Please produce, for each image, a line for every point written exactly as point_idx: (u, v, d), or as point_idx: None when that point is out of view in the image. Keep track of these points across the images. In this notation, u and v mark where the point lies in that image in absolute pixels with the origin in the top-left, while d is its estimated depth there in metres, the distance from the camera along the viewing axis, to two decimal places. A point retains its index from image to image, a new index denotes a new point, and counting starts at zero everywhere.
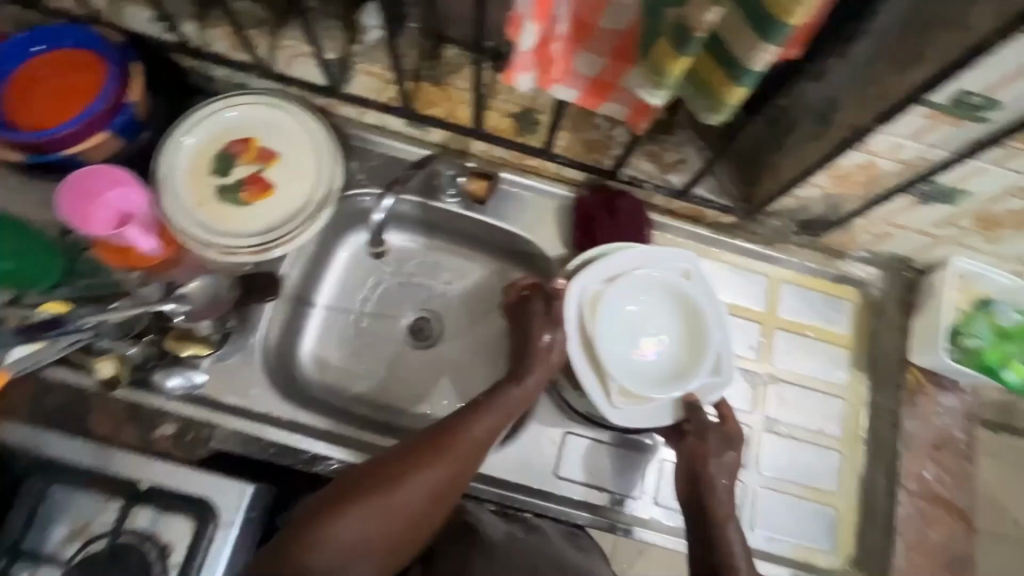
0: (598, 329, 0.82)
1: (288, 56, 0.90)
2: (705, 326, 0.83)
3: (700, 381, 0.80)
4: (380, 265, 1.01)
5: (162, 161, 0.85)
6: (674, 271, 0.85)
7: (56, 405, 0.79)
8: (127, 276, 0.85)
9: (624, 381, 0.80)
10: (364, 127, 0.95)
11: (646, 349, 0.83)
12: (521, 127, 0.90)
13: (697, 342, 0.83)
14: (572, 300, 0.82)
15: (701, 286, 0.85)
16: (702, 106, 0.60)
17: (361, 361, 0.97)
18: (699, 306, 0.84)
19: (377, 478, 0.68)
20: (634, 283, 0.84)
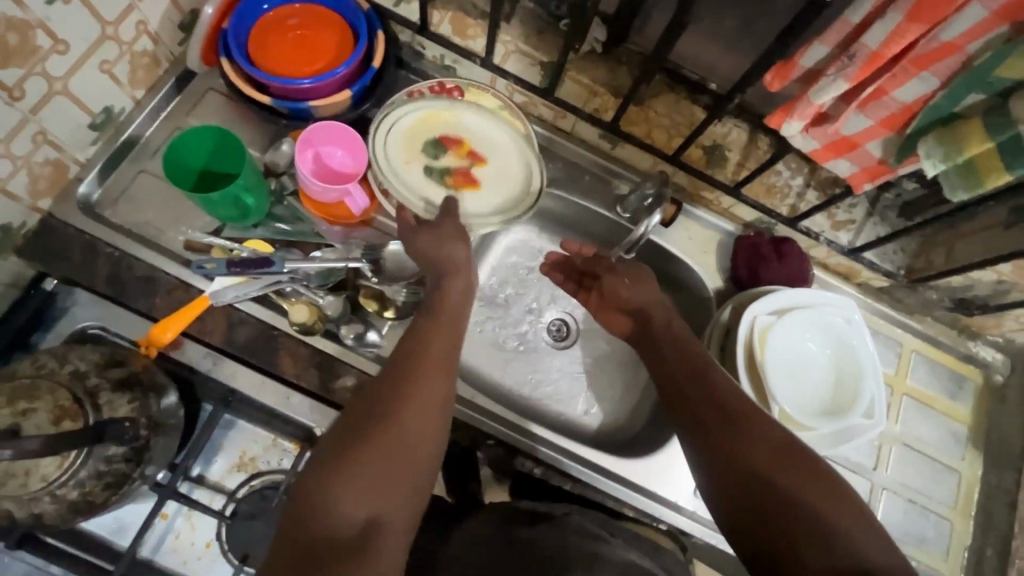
0: (766, 360, 0.83)
1: (505, 50, 0.93)
2: (861, 372, 0.84)
3: (857, 423, 0.82)
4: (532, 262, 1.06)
5: (381, 126, 0.89)
6: (838, 316, 0.86)
7: (247, 339, 0.80)
8: (329, 230, 0.88)
9: (789, 409, 0.81)
10: (554, 130, 0.99)
11: (808, 388, 0.83)
12: (709, 160, 0.94)
13: (856, 387, 0.84)
14: (745, 328, 0.84)
15: (862, 335, 0.86)
16: (955, 184, 0.65)
17: (503, 348, 1.01)
18: (858, 354, 0.85)
19: (374, 393, 0.60)
20: (804, 319, 0.85)
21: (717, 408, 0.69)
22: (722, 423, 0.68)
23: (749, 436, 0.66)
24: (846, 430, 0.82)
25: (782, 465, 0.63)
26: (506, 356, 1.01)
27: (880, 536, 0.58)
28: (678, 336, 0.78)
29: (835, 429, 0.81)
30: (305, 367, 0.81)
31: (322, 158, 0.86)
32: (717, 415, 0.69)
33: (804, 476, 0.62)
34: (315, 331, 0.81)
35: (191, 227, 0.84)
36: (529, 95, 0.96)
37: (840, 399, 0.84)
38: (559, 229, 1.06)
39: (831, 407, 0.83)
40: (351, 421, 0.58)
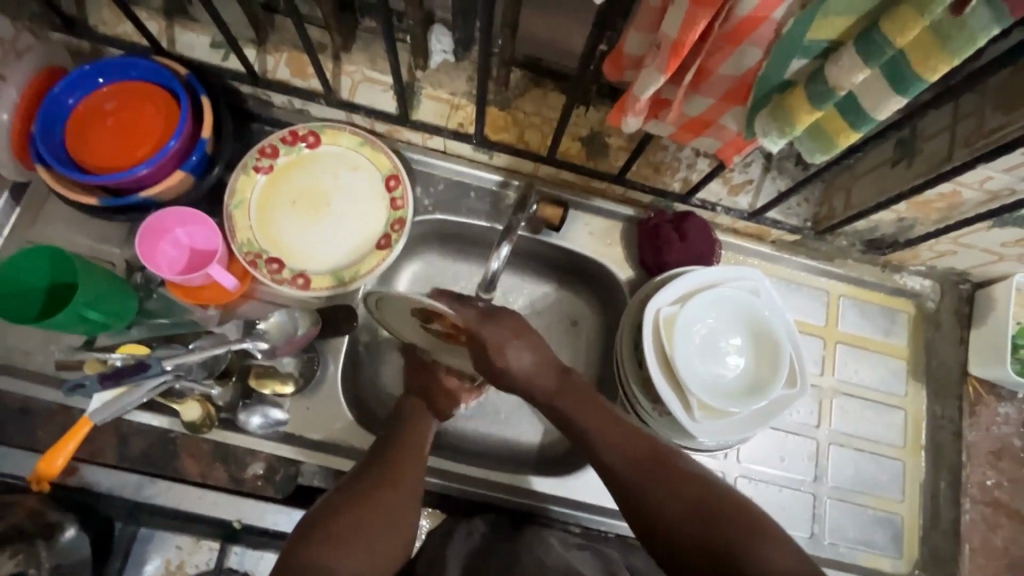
0: (676, 353, 0.79)
1: (353, 82, 0.87)
2: (776, 342, 0.81)
3: (778, 396, 0.79)
4: (411, 276, 0.98)
5: (234, 196, 0.84)
6: (744, 289, 0.84)
7: (143, 449, 0.78)
8: (206, 315, 0.84)
9: (705, 397, 0.78)
10: (427, 151, 0.94)
11: (720, 370, 0.81)
12: (589, 152, 0.89)
13: (773, 358, 0.81)
14: (649, 321, 0.80)
15: (771, 303, 0.83)
16: (810, 148, 0.60)
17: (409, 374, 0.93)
18: (769, 323, 0.82)
19: (356, 484, 0.71)
20: (707, 301, 0.82)
21: (630, 463, 0.70)
22: (637, 469, 0.69)
23: (615, 440, 0.72)
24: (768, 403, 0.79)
25: (702, 509, 0.65)
26: None
27: (794, 555, 0.60)
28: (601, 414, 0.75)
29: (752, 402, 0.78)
30: (210, 463, 0.79)
31: (186, 242, 0.83)
32: (634, 470, 0.69)
33: (720, 526, 0.63)
34: (210, 428, 0.79)
35: (59, 345, 0.80)
36: (390, 124, 0.90)
37: (757, 374, 0.82)
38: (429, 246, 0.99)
39: (748, 383, 0.81)
40: (335, 502, 0.68)
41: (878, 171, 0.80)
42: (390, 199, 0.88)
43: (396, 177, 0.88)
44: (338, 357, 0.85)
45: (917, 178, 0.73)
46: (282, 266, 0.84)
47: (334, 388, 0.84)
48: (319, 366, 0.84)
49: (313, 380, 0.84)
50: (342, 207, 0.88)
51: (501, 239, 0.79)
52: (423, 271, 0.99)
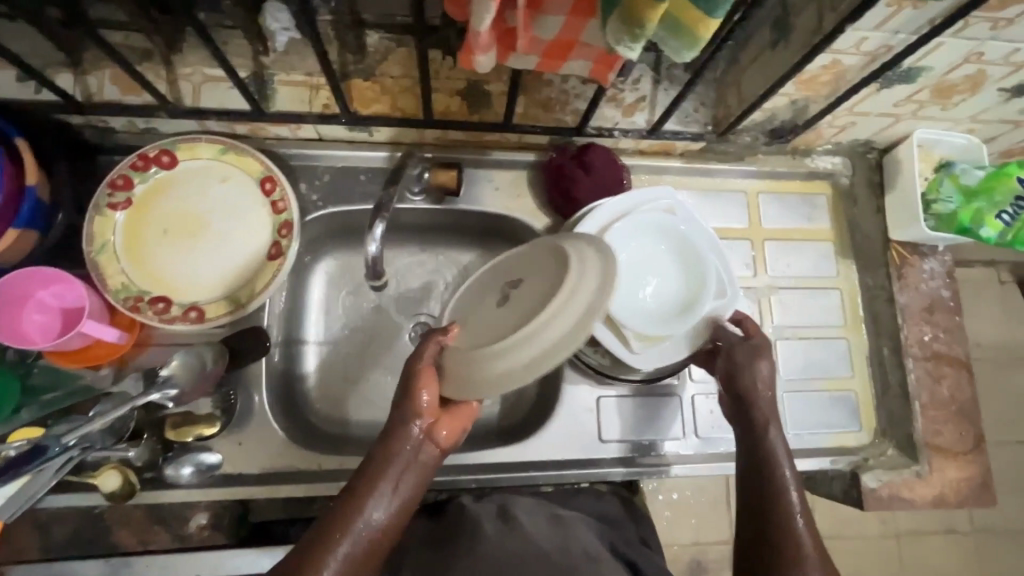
0: None
1: (194, 85, 0.78)
2: (699, 258, 0.81)
3: (711, 308, 0.79)
4: (325, 280, 0.93)
5: (92, 242, 0.75)
6: (660, 209, 0.82)
7: (70, 531, 0.73)
8: (99, 375, 0.77)
9: (640, 326, 0.77)
10: (301, 143, 0.86)
11: (648, 294, 0.80)
12: (470, 104, 0.83)
13: (698, 274, 0.80)
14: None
15: (688, 217, 0.82)
16: (674, 46, 0.55)
17: (348, 378, 0.90)
18: (692, 239, 0.81)
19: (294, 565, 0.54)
20: (624, 229, 0.80)
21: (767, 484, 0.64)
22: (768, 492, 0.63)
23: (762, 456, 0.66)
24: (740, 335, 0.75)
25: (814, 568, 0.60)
26: (355, 383, 0.90)
27: None
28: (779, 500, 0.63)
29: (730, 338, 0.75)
30: (148, 526, 0.75)
31: (53, 303, 0.74)
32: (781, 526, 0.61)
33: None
34: (135, 494, 0.72)
35: None
36: (249, 123, 0.82)
37: (685, 291, 0.80)
38: (334, 245, 0.93)
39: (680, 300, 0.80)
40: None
41: (761, 57, 0.77)
42: (270, 204, 0.81)
43: (271, 179, 0.80)
44: (259, 385, 0.80)
45: (796, 55, 0.70)
46: (169, 303, 0.77)
47: (263, 416, 0.79)
48: (238, 399, 0.79)
49: (236, 415, 0.78)
50: (221, 226, 0.80)
51: (373, 217, 0.75)
52: (336, 272, 0.93)
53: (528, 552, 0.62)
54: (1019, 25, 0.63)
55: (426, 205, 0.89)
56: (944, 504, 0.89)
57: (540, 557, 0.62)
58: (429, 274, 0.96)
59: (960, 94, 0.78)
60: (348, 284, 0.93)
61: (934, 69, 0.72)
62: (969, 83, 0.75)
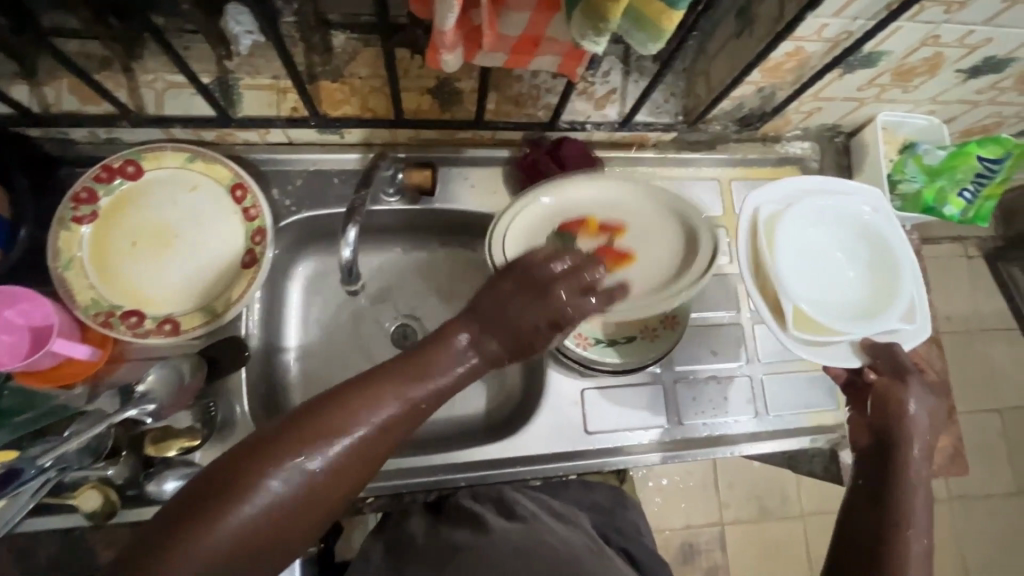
0: (777, 256, 0.74)
1: (157, 91, 0.76)
2: (897, 271, 0.77)
3: (895, 327, 0.74)
4: (305, 286, 0.92)
5: (56, 259, 0.73)
6: (860, 205, 0.80)
7: (51, 554, 0.72)
8: (73, 394, 0.75)
9: (806, 307, 0.72)
10: (270, 148, 0.85)
11: (860, 281, 0.77)
12: (442, 102, 0.83)
13: (881, 278, 0.77)
14: (748, 221, 0.76)
15: (886, 220, 0.79)
16: (640, 39, 0.56)
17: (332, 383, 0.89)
18: (887, 243, 0.78)
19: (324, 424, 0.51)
20: (834, 207, 0.79)
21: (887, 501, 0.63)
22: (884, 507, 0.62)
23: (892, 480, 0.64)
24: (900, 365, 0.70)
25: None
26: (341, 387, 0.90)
27: None
28: (893, 551, 0.59)
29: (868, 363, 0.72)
30: None
31: (21, 322, 0.71)
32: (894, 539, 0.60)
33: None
34: (117, 512, 0.72)
35: None
36: (216, 129, 0.80)
37: (873, 297, 0.76)
38: (310, 250, 0.92)
39: (878, 294, 0.76)
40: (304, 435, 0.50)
41: (727, 46, 0.78)
42: (242, 211, 0.79)
43: (242, 186, 0.79)
44: (242, 395, 0.79)
45: (760, 44, 0.71)
46: (142, 317, 0.75)
47: (246, 425, 0.78)
48: (220, 411, 0.78)
49: (218, 425, 0.77)
50: (192, 235, 0.79)
51: (346, 222, 0.74)
52: (314, 276, 0.92)
53: (527, 543, 0.62)
54: (971, 7, 0.65)
55: (403, 205, 0.89)
56: None
57: (539, 549, 0.61)
58: (410, 274, 0.96)
59: (919, 77, 0.80)
60: (327, 287, 0.93)
61: (894, 54, 0.73)
62: (927, 65, 0.77)
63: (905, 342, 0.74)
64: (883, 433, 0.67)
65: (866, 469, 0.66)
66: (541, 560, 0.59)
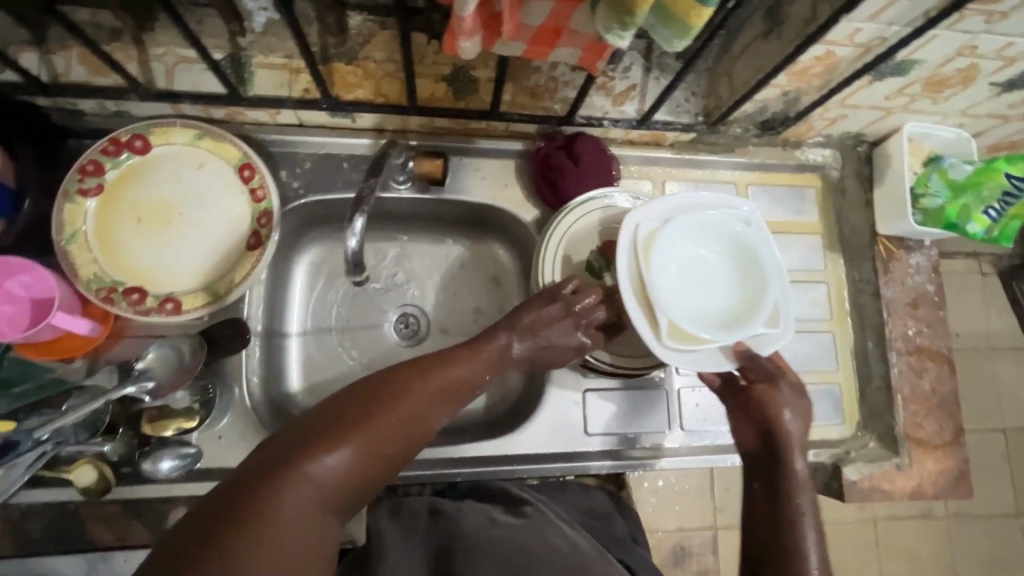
0: (650, 271, 0.73)
1: (168, 66, 0.75)
2: (767, 278, 0.75)
3: (760, 334, 0.73)
4: (312, 272, 0.91)
5: (59, 231, 0.72)
6: (732, 218, 0.77)
7: (44, 527, 0.71)
8: (71, 368, 0.74)
9: (678, 320, 0.72)
10: (280, 129, 0.83)
11: (724, 290, 0.76)
12: (456, 91, 0.81)
13: (761, 284, 0.76)
14: (627, 238, 0.74)
15: (760, 233, 0.77)
16: (665, 35, 0.53)
17: (334, 369, 0.89)
18: (755, 253, 0.76)
19: (379, 390, 0.60)
20: (695, 225, 0.76)
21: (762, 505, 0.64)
22: (761, 510, 0.63)
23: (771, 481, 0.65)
24: (769, 368, 0.73)
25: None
26: (342, 374, 0.89)
27: None
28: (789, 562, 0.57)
29: (742, 370, 0.74)
30: (125, 523, 0.73)
31: (24, 294, 0.71)
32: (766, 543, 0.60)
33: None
34: (112, 489, 0.71)
35: None
36: (226, 107, 0.78)
37: (743, 304, 0.75)
38: (315, 234, 0.91)
39: (753, 299, 0.75)
40: (362, 397, 0.59)
41: (753, 47, 0.75)
42: (249, 191, 0.78)
43: (249, 166, 0.78)
44: (241, 376, 0.79)
45: (788, 47, 0.68)
46: (144, 294, 0.74)
47: (243, 408, 0.78)
48: (217, 393, 0.77)
49: (216, 407, 0.77)
50: (197, 214, 0.78)
51: (354, 209, 0.72)
52: (319, 263, 0.92)
53: (536, 544, 0.59)
54: (1013, 18, 0.62)
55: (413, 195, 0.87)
56: (923, 496, 0.90)
57: (550, 551, 0.58)
58: (416, 265, 0.95)
59: (952, 87, 0.77)
60: (331, 273, 0.92)
61: (927, 62, 0.70)
62: (961, 77, 0.74)
63: (771, 346, 0.74)
64: (768, 433, 0.69)
65: (757, 474, 0.67)
66: (551, 564, 0.57)
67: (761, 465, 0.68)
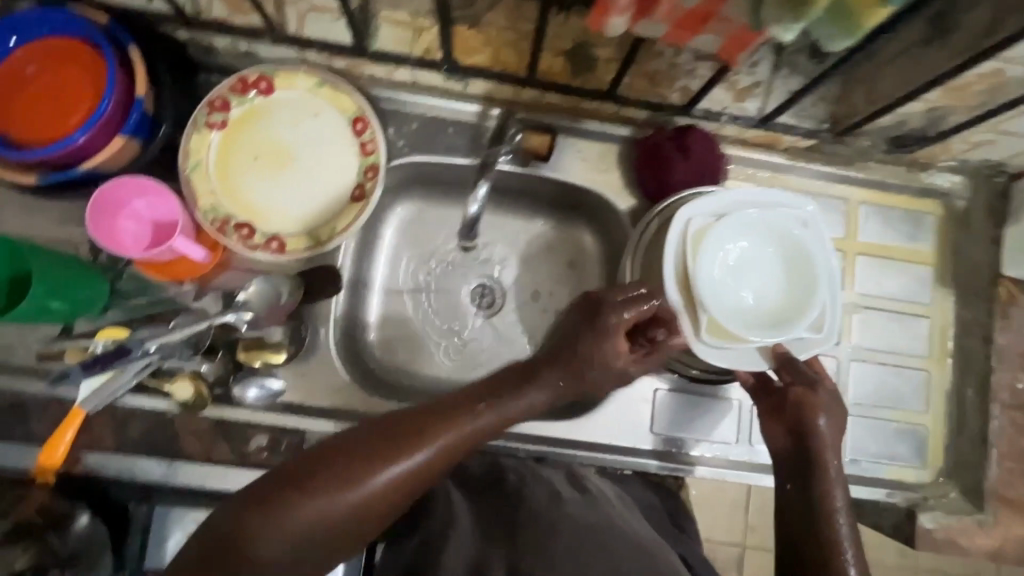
0: (701, 264, 0.74)
1: (299, 12, 0.74)
2: (815, 284, 0.75)
3: (801, 338, 0.74)
4: (402, 231, 0.93)
5: (186, 160, 0.76)
6: (790, 220, 0.77)
7: (142, 431, 0.77)
8: (181, 290, 0.79)
9: (721, 315, 0.73)
10: (394, 86, 0.84)
11: (767, 290, 0.76)
12: (575, 67, 0.78)
13: (807, 289, 0.75)
14: (677, 233, 0.75)
15: (817, 237, 0.77)
16: (829, 33, 0.51)
17: (412, 327, 0.91)
18: (809, 257, 0.76)
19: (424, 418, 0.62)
20: (751, 222, 0.76)
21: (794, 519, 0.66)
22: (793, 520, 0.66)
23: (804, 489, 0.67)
24: (808, 373, 0.72)
25: None
26: (418, 334, 0.91)
27: None
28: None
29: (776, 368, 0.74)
30: (212, 440, 0.78)
31: (147, 214, 0.76)
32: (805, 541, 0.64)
33: None
34: (206, 406, 0.77)
35: (38, 338, 0.76)
36: (349, 58, 0.80)
37: (788, 307, 0.75)
38: (410, 193, 0.92)
39: (796, 304, 0.75)
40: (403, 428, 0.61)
41: (900, 60, 0.69)
42: (359, 144, 0.80)
43: (362, 120, 0.80)
44: (328, 320, 0.82)
45: (954, 59, 0.62)
46: (253, 230, 0.78)
47: (327, 351, 0.81)
48: (307, 333, 0.81)
49: (303, 346, 0.81)
50: (309, 160, 0.80)
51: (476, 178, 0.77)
52: (410, 222, 0.93)
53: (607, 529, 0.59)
54: None
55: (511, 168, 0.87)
56: (1002, 559, 0.84)
57: (623, 541, 0.58)
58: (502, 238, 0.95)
59: None
60: (419, 235, 0.93)
61: None
62: None
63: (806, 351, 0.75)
64: (803, 434, 0.70)
65: (793, 475, 0.69)
66: (624, 555, 0.56)
67: (796, 467, 0.69)
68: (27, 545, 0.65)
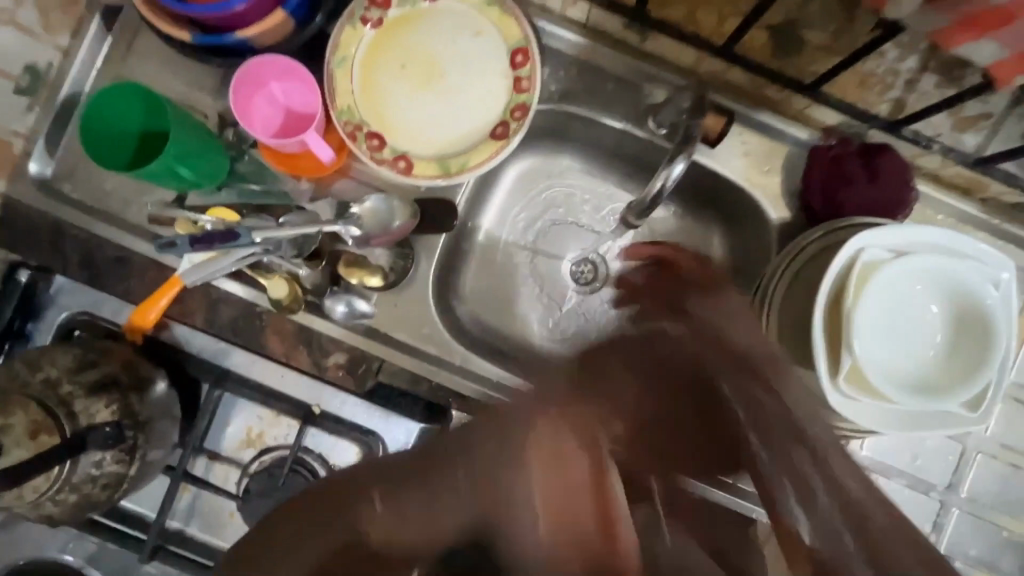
0: (861, 303, 0.63)
1: None
2: (988, 357, 0.63)
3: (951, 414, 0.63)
4: (523, 181, 0.87)
5: (333, 53, 0.71)
6: (980, 274, 0.64)
7: (230, 317, 0.76)
8: (298, 187, 0.76)
9: (866, 366, 0.62)
10: (562, 23, 0.75)
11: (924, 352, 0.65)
12: (778, 47, 0.68)
13: (975, 360, 0.64)
14: (845, 260, 0.63)
15: (1005, 303, 0.63)
16: None
17: (509, 285, 0.86)
18: (989, 324, 0.63)
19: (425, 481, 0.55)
20: (932, 266, 0.64)
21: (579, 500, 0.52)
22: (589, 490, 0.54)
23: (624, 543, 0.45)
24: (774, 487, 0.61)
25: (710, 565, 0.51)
26: (514, 292, 0.86)
27: None
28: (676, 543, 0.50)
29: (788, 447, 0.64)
30: (294, 345, 0.76)
31: (282, 100, 0.72)
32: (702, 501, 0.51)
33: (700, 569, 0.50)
34: (297, 310, 0.74)
35: (152, 198, 0.74)
36: None
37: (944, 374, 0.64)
38: (543, 143, 0.85)
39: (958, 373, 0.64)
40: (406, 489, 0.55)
41: None
42: (513, 78, 0.73)
43: (524, 52, 0.72)
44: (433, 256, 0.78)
45: None
46: (383, 143, 0.73)
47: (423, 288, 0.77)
48: (412, 264, 0.77)
49: (403, 277, 0.77)
50: (456, 83, 0.74)
51: (677, 153, 0.68)
52: (533, 176, 0.86)
53: None
54: None
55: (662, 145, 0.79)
56: None
57: None
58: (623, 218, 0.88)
59: None
60: (539, 190, 0.87)
61: None
62: None
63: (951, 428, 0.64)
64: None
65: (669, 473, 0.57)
66: None
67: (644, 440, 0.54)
68: (111, 398, 0.65)
